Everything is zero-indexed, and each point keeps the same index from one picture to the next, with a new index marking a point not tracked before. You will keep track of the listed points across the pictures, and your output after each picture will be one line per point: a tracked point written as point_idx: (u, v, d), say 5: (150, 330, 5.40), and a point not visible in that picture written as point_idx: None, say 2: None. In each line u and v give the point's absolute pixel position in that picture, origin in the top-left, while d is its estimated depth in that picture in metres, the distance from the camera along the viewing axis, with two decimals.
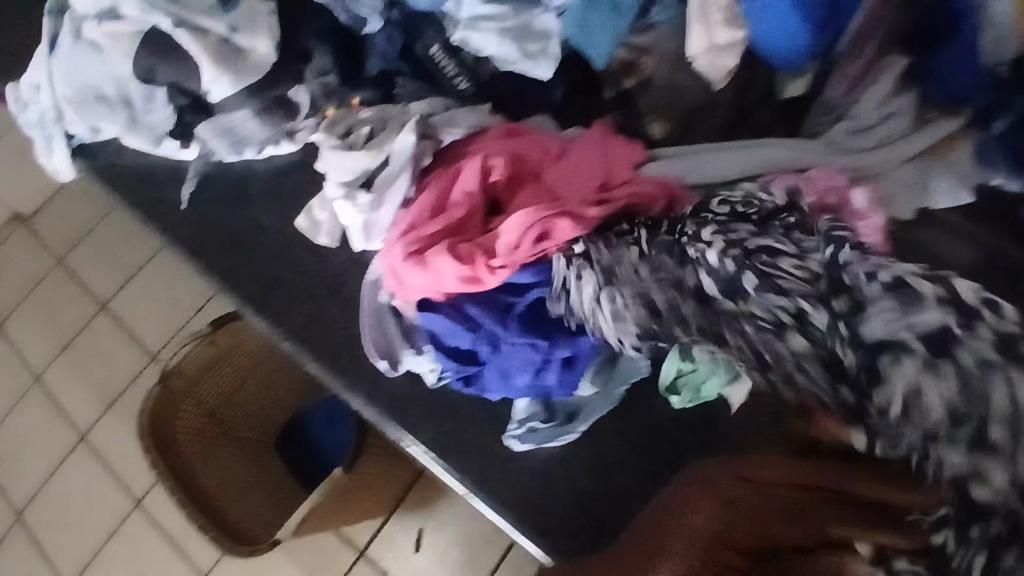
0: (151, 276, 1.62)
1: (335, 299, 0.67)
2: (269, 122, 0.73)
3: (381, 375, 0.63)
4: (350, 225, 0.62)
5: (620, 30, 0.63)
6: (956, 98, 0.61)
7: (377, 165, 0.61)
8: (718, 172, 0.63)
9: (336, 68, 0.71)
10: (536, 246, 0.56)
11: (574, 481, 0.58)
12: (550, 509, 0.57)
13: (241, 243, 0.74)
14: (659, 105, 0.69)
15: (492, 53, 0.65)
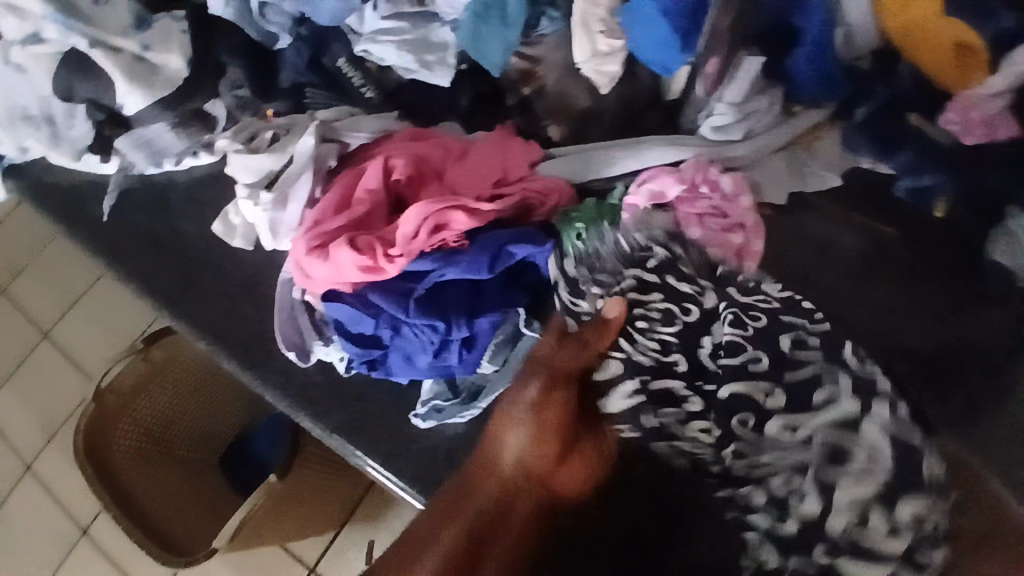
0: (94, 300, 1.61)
1: (247, 295, 0.74)
2: (185, 135, 0.77)
3: (291, 364, 0.69)
4: (259, 225, 0.66)
5: (512, 41, 0.68)
6: (807, 97, 0.68)
7: (279, 167, 0.66)
8: (604, 169, 0.69)
9: (248, 82, 0.76)
10: (435, 237, 0.61)
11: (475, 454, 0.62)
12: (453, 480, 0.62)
13: (163, 250, 0.78)
14: (553, 109, 0.74)
15: (393, 63, 0.71)
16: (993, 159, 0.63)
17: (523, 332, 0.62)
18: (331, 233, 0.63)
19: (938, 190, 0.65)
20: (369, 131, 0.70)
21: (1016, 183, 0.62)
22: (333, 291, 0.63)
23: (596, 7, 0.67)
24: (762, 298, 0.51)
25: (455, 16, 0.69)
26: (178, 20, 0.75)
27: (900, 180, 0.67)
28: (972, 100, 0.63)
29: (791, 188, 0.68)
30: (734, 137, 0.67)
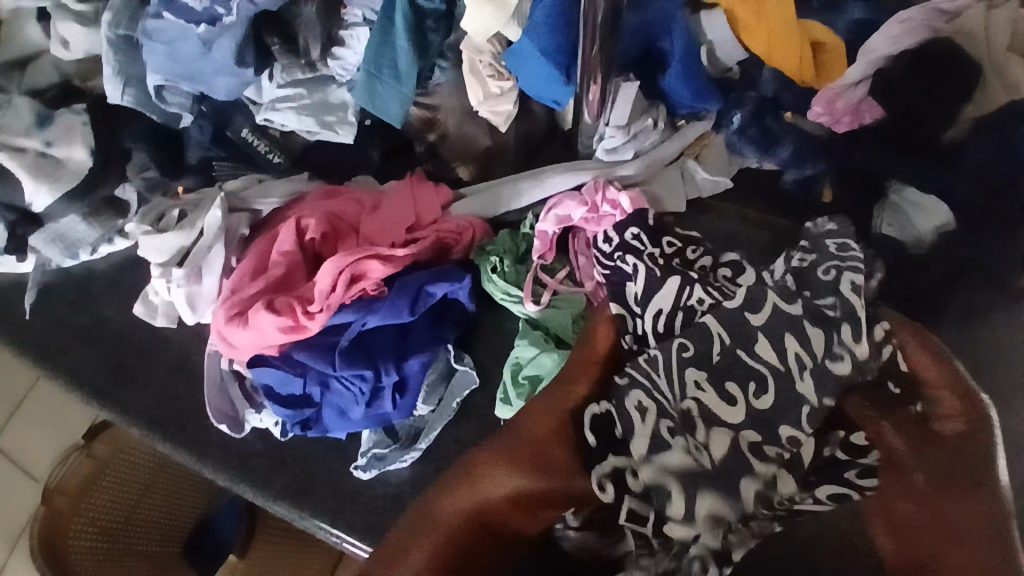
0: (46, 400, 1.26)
1: (176, 375, 0.74)
2: (98, 224, 0.77)
3: (226, 437, 0.69)
4: (176, 302, 0.68)
5: (408, 95, 0.71)
6: (691, 108, 0.73)
7: (188, 243, 0.69)
8: (510, 201, 0.72)
9: (156, 164, 0.78)
10: (353, 288, 0.62)
11: (418, 497, 0.63)
12: (400, 526, 0.62)
13: (85, 341, 0.77)
14: (459, 151, 0.79)
15: (295, 127, 0.74)
16: (864, 141, 0.69)
17: (455, 367, 0.66)
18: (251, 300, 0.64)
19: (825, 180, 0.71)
20: (279, 196, 0.72)
21: (877, 157, 0.69)
22: (259, 356, 0.63)
23: (482, 53, 0.70)
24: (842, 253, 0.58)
25: (349, 76, 0.73)
26: (78, 113, 0.76)
27: (785, 174, 0.72)
28: (834, 92, 0.69)
29: (689, 197, 0.74)
30: (626, 156, 0.73)
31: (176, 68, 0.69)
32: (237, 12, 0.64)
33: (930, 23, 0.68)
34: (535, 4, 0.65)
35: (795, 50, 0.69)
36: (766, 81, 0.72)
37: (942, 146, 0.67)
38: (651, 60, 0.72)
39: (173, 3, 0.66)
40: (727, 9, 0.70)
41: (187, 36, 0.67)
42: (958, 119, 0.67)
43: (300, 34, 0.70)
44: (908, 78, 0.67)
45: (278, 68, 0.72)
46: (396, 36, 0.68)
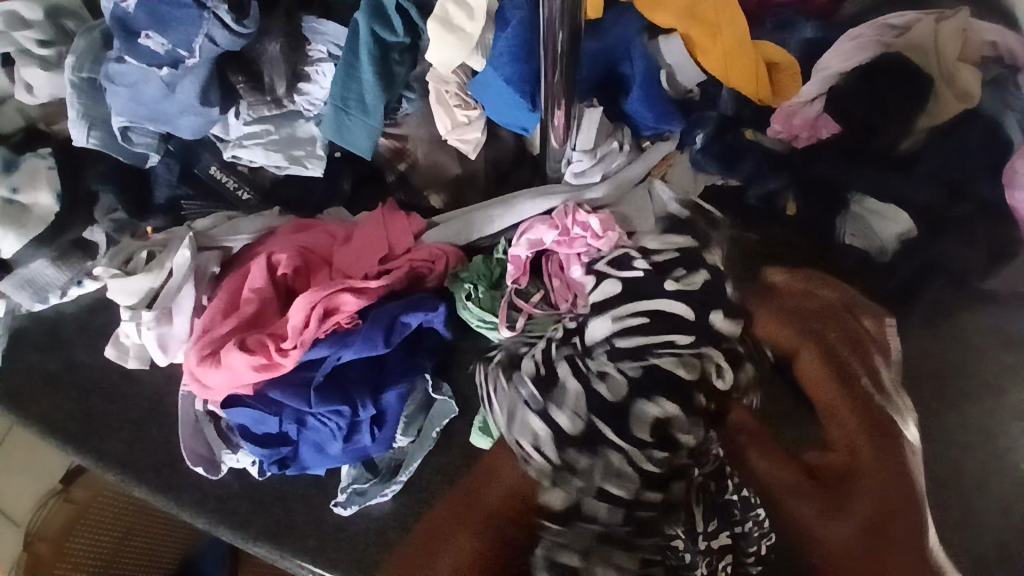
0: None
1: (151, 419, 0.72)
2: (68, 266, 0.76)
3: (203, 478, 0.68)
4: (147, 345, 0.67)
5: (375, 126, 0.71)
6: (658, 130, 0.74)
7: (159, 283, 0.69)
8: (483, 228, 0.72)
9: (123, 205, 0.77)
10: (326, 324, 0.62)
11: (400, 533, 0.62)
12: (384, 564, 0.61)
13: (57, 387, 0.75)
14: (430, 180, 0.79)
15: (264, 163, 0.76)
16: (825, 155, 0.70)
17: (434, 398, 0.65)
18: (224, 342, 0.63)
19: (792, 192, 0.71)
20: (249, 236, 0.72)
21: (840, 167, 0.69)
22: (234, 397, 0.63)
23: (448, 84, 0.72)
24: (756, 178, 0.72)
25: (316, 111, 0.74)
26: (45, 156, 0.76)
27: (749, 190, 0.72)
28: (791, 110, 0.72)
29: None
30: (593, 178, 0.73)
31: (139, 109, 0.69)
32: (201, 54, 0.65)
33: (881, 37, 0.71)
34: (496, 36, 0.67)
35: (750, 73, 0.72)
36: (725, 100, 0.74)
37: (897, 156, 0.69)
38: (612, 81, 0.74)
39: (133, 46, 0.65)
40: (684, 33, 0.72)
41: (149, 78, 0.67)
42: (912, 130, 0.69)
43: (265, 71, 0.71)
44: (860, 93, 0.69)
45: (244, 104, 0.72)
46: (362, 69, 0.69)
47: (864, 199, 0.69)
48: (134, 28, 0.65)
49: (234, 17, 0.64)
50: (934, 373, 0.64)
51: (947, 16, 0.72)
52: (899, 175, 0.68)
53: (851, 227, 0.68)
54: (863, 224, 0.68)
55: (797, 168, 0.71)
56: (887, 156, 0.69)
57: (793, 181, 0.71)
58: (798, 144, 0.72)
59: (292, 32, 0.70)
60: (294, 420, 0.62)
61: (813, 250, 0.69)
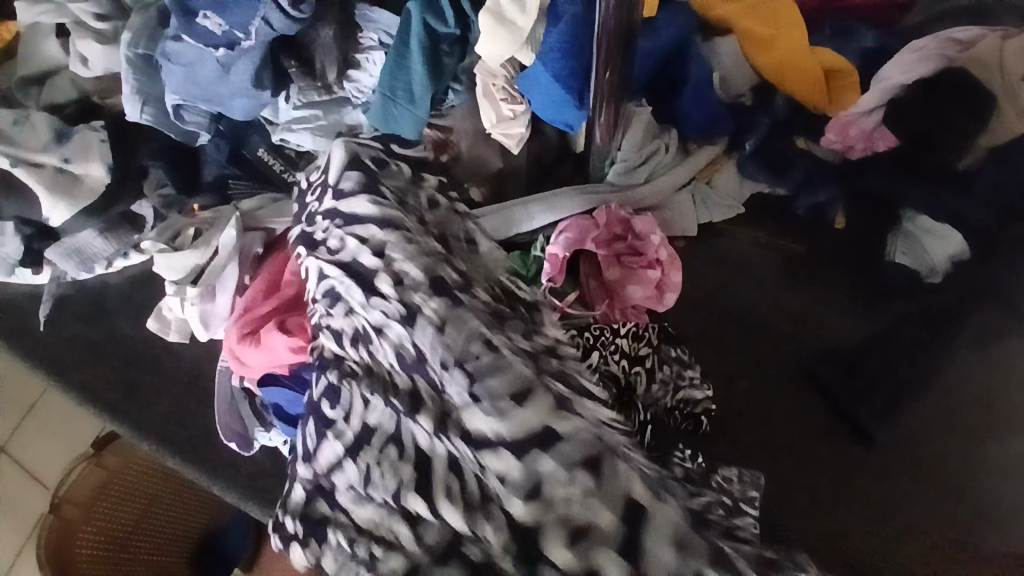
0: (45, 417, 1.21)
1: (188, 392, 0.74)
2: (115, 238, 0.79)
3: (235, 454, 0.69)
4: (189, 319, 0.69)
5: (421, 117, 0.71)
6: (707, 134, 0.73)
7: (205, 261, 0.70)
8: (523, 225, 0.72)
9: (172, 181, 0.79)
10: None
11: None
12: None
13: (99, 355, 0.77)
14: (471, 173, 0.79)
15: (310, 147, 0.78)
16: (879, 169, 0.68)
17: None
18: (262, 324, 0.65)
19: (844, 206, 0.69)
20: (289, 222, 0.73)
21: (892, 183, 0.67)
22: (272, 377, 0.64)
23: (496, 77, 0.71)
24: (806, 188, 0.70)
25: (365, 98, 0.74)
26: (97, 130, 0.77)
27: (796, 200, 0.71)
28: (847, 120, 0.69)
29: (700, 220, 0.72)
30: (638, 179, 0.72)
31: (194, 90, 0.71)
32: (257, 37, 0.66)
33: (943, 51, 0.69)
34: (547, 31, 0.66)
35: (807, 76, 0.70)
36: (779, 107, 0.73)
37: (955, 174, 0.66)
38: (663, 83, 0.74)
39: (191, 26, 0.66)
40: (739, 33, 0.72)
41: (205, 59, 0.68)
42: (973, 148, 0.66)
43: (317, 57, 0.72)
44: (918, 108, 0.66)
45: (295, 89, 0.73)
46: (411, 58, 0.69)
47: (919, 217, 0.66)
48: (194, 8, 0.66)
49: (292, 2, 0.64)
50: (980, 400, 0.61)
51: (1013, 32, 0.68)
52: (958, 194, 0.65)
53: (901, 246, 0.66)
54: (912, 244, 0.66)
55: (850, 180, 0.69)
56: (945, 173, 0.66)
57: (845, 194, 0.69)
58: (852, 155, 0.70)
59: (345, 20, 0.71)
60: None
61: (856, 267, 0.68)
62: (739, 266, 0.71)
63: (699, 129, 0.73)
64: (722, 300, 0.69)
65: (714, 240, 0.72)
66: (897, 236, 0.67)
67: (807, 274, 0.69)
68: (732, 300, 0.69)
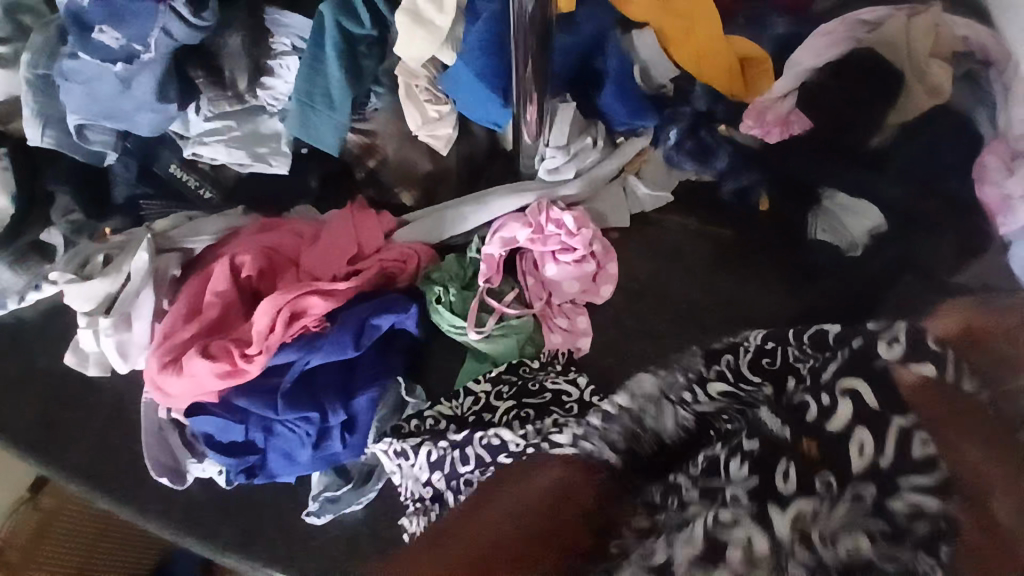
0: None
1: (113, 429, 0.70)
2: (25, 270, 0.72)
3: (168, 489, 0.66)
4: (105, 352, 0.65)
5: (342, 122, 0.69)
6: (634, 126, 0.73)
7: (117, 287, 0.66)
8: (457, 226, 0.70)
9: (79, 206, 0.74)
10: (291, 331, 0.60)
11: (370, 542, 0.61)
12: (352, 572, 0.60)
13: (12, 396, 0.72)
14: (401, 176, 0.77)
15: (226, 160, 0.73)
16: (798, 151, 0.70)
17: (407, 401, 0.64)
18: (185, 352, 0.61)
19: (770, 186, 0.70)
20: (206, 241, 0.70)
21: (808, 163, 0.69)
22: (197, 407, 0.61)
23: (418, 78, 0.70)
24: (731, 172, 0.71)
25: (281, 106, 0.71)
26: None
27: (722, 186, 0.72)
28: (763, 106, 0.71)
29: (632, 211, 0.73)
30: (568, 174, 0.72)
31: (95, 108, 0.66)
32: (156, 48, 0.62)
33: (852, 33, 0.71)
34: (467, 29, 0.65)
35: (723, 68, 0.73)
36: (698, 96, 0.73)
37: (868, 151, 0.68)
38: (586, 76, 0.74)
39: (87, 43, 0.62)
40: (657, 27, 0.73)
41: (104, 76, 0.64)
42: (884, 125, 0.68)
43: (226, 66, 0.69)
44: (833, 90, 0.69)
45: (205, 100, 0.70)
46: (327, 62, 0.67)
47: (836, 194, 0.69)
48: (89, 22, 0.62)
49: (192, 9, 0.61)
50: None
51: (918, 11, 0.71)
52: (872, 170, 0.67)
53: (822, 222, 0.69)
54: (832, 218, 0.68)
55: (773, 163, 0.70)
56: (860, 150, 0.68)
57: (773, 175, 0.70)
58: (772, 138, 0.71)
59: (255, 25, 0.68)
60: (260, 428, 0.61)
61: (784, 245, 0.70)
62: (674, 253, 0.71)
63: (626, 120, 0.73)
64: (659, 288, 0.70)
65: (648, 229, 0.73)
66: (817, 214, 0.69)
67: (738, 256, 0.70)
68: (668, 288, 0.70)
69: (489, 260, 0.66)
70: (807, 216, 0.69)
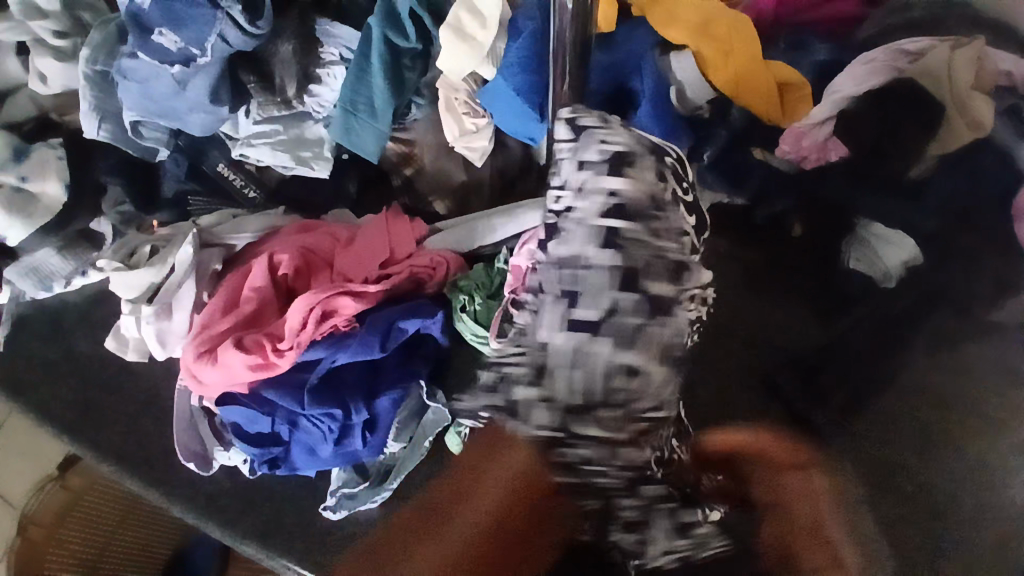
0: None
1: (145, 413, 0.73)
2: (73, 256, 0.77)
3: (195, 474, 0.68)
4: (146, 338, 0.68)
5: (383, 131, 0.71)
6: (667, 145, 0.73)
7: (160, 278, 0.69)
8: (488, 237, 0.72)
9: (131, 198, 0.78)
10: (320, 332, 0.62)
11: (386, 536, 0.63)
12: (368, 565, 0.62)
13: (57, 376, 0.76)
14: (435, 186, 0.80)
15: (270, 162, 0.77)
16: (832, 180, 0.69)
17: (427, 404, 0.65)
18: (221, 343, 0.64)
19: (808, 211, 0.69)
20: (248, 238, 0.73)
21: (843, 192, 0.68)
22: (229, 397, 0.63)
23: (458, 91, 0.72)
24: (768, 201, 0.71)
25: (326, 113, 0.74)
26: (55, 147, 0.76)
27: (755, 209, 0.71)
28: (800, 131, 0.70)
29: None
30: None
31: (151, 105, 0.69)
32: (212, 53, 0.65)
33: (893, 62, 0.70)
34: (509, 46, 0.67)
35: (762, 89, 0.72)
36: (734, 119, 0.73)
37: (906, 183, 0.67)
38: (621, 95, 0.75)
39: (146, 43, 0.65)
40: (695, 50, 0.72)
41: (161, 76, 0.67)
42: (922, 157, 0.67)
43: (276, 72, 0.72)
44: (870, 121, 0.68)
45: (254, 104, 0.73)
46: (372, 73, 0.69)
47: (870, 223, 0.67)
48: (148, 24, 0.65)
49: (248, 18, 0.65)
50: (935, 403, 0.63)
51: (964, 43, 0.70)
52: (908, 203, 0.67)
53: (861, 249, 0.67)
54: (864, 241, 0.67)
55: (813, 188, 0.69)
56: (897, 180, 0.67)
57: (808, 197, 0.69)
58: (807, 166, 0.70)
59: (305, 34, 0.71)
60: (287, 423, 0.63)
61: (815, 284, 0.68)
62: None
63: (661, 138, 0.72)
64: None
65: None
66: (856, 235, 0.68)
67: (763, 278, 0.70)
68: None
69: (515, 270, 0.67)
70: (843, 243, 0.68)
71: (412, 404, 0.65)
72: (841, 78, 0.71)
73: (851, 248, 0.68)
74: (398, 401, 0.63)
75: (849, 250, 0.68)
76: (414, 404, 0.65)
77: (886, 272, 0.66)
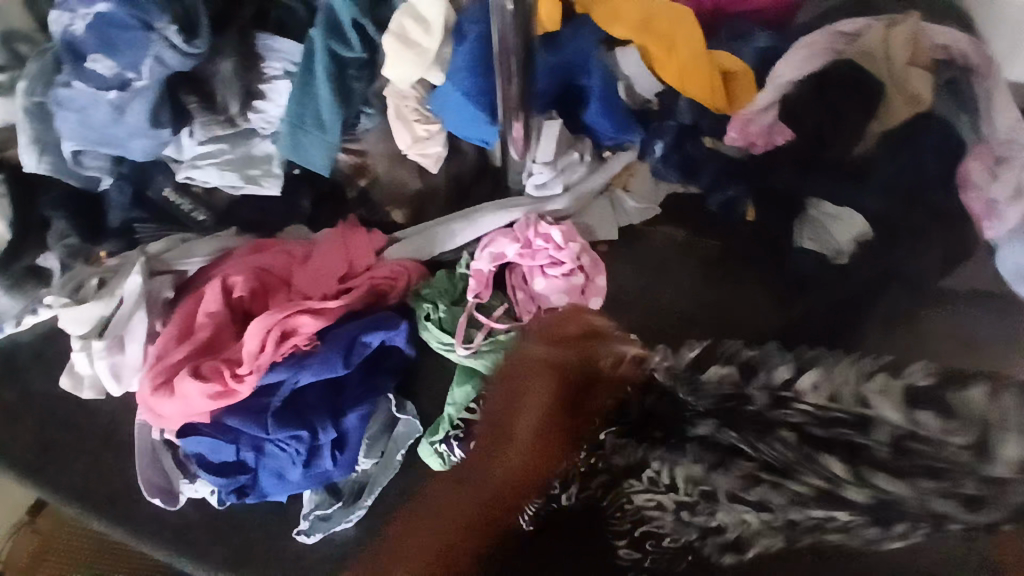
0: None
1: (107, 451, 0.70)
2: (21, 294, 0.75)
3: (162, 510, 0.66)
4: (100, 375, 0.66)
5: (333, 143, 0.70)
6: (618, 141, 0.75)
7: (110, 311, 0.67)
8: (448, 243, 0.71)
9: (75, 231, 0.75)
10: (281, 352, 0.60)
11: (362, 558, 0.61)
12: None
13: (11, 417, 0.72)
14: (392, 196, 0.79)
15: (217, 183, 0.74)
16: (780, 163, 0.70)
17: (398, 417, 0.64)
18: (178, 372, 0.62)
19: (761, 197, 0.71)
20: (201, 262, 0.71)
21: (794, 176, 0.69)
22: (190, 428, 0.62)
23: (407, 99, 0.71)
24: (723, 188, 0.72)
25: (272, 129, 0.73)
26: None
27: (710, 196, 0.73)
28: (746, 118, 0.72)
29: (620, 224, 0.75)
30: (556, 190, 0.73)
31: (89, 135, 0.67)
32: (149, 75, 0.64)
33: (833, 44, 0.72)
34: (453, 50, 0.66)
35: (706, 82, 0.73)
36: (683, 110, 0.74)
37: (853, 161, 0.68)
38: (570, 94, 0.75)
39: (82, 70, 0.64)
40: (639, 46, 0.73)
41: (97, 102, 0.65)
42: (867, 135, 0.69)
43: (217, 91, 0.70)
44: (813, 101, 0.69)
45: (198, 125, 0.72)
46: (316, 86, 0.68)
47: (820, 201, 0.69)
48: (83, 52, 0.64)
49: (184, 38, 0.63)
50: None
51: (898, 21, 0.71)
52: (857, 180, 0.68)
53: (810, 225, 0.69)
54: (813, 220, 0.69)
55: (764, 173, 0.71)
56: (845, 159, 0.69)
57: (760, 183, 0.71)
58: (756, 151, 0.72)
59: (244, 51, 0.69)
60: (253, 448, 0.61)
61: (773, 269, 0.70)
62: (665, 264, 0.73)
63: (612, 135, 0.74)
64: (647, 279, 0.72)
65: (640, 242, 0.74)
66: (806, 215, 0.69)
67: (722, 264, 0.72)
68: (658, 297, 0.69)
69: (479, 274, 0.67)
70: (795, 224, 0.70)
71: (382, 417, 0.64)
72: (784, 62, 0.72)
73: (801, 227, 0.69)
74: (367, 418, 0.63)
75: (800, 228, 0.69)
76: (384, 418, 0.64)
77: (838, 249, 0.67)
